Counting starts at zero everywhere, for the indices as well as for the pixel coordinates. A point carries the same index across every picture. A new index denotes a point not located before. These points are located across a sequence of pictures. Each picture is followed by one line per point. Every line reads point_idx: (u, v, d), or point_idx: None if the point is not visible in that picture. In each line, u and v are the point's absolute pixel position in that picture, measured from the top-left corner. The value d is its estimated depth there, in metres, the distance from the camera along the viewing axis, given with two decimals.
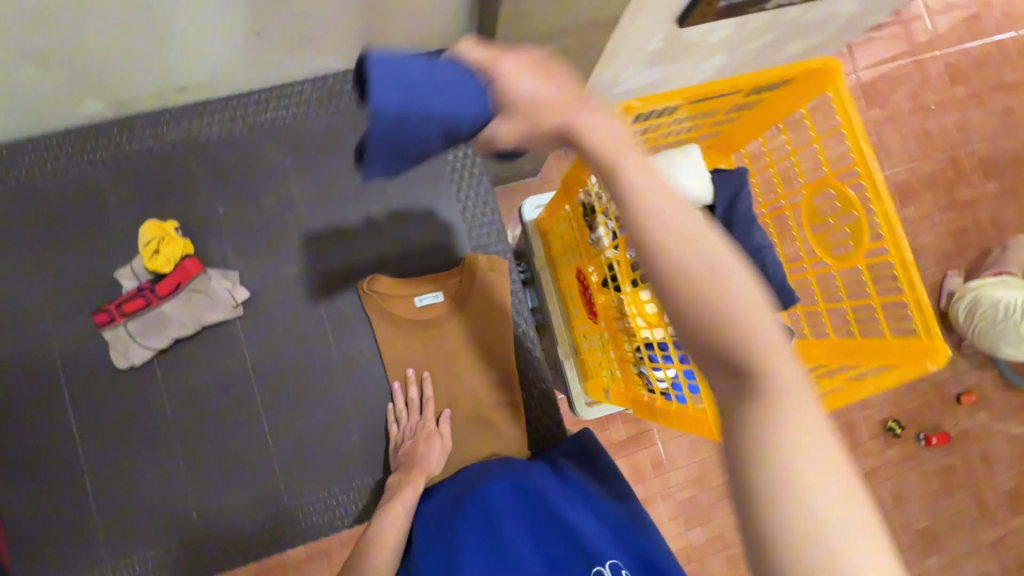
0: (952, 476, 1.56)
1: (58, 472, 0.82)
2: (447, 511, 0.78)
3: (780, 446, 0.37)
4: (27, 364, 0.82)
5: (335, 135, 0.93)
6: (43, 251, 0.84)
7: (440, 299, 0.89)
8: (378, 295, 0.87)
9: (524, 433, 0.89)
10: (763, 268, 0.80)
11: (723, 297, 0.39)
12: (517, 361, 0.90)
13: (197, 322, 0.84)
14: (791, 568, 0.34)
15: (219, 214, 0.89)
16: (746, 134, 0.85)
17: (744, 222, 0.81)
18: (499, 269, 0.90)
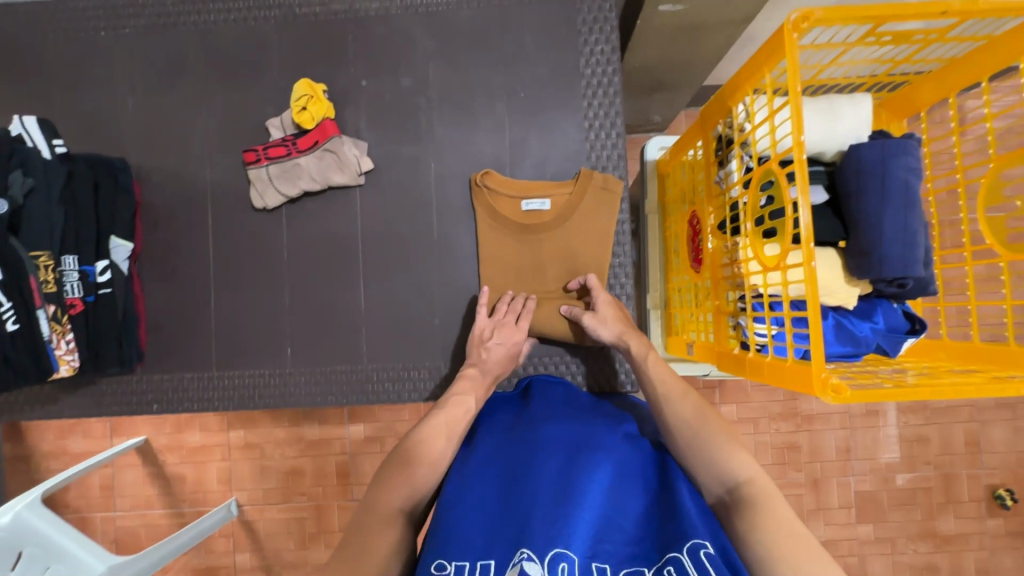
0: None
1: (194, 281, 0.95)
2: (500, 445, 0.72)
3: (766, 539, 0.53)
4: (188, 185, 0.95)
5: (481, 30, 0.94)
6: (214, 91, 0.95)
7: (546, 207, 0.90)
8: (491, 189, 0.90)
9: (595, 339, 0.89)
10: (910, 251, 0.67)
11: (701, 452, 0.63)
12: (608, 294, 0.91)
13: (324, 181, 0.91)
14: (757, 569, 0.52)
15: (362, 87, 0.94)
16: (933, 92, 0.73)
17: (906, 194, 0.66)
18: (610, 189, 0.89)
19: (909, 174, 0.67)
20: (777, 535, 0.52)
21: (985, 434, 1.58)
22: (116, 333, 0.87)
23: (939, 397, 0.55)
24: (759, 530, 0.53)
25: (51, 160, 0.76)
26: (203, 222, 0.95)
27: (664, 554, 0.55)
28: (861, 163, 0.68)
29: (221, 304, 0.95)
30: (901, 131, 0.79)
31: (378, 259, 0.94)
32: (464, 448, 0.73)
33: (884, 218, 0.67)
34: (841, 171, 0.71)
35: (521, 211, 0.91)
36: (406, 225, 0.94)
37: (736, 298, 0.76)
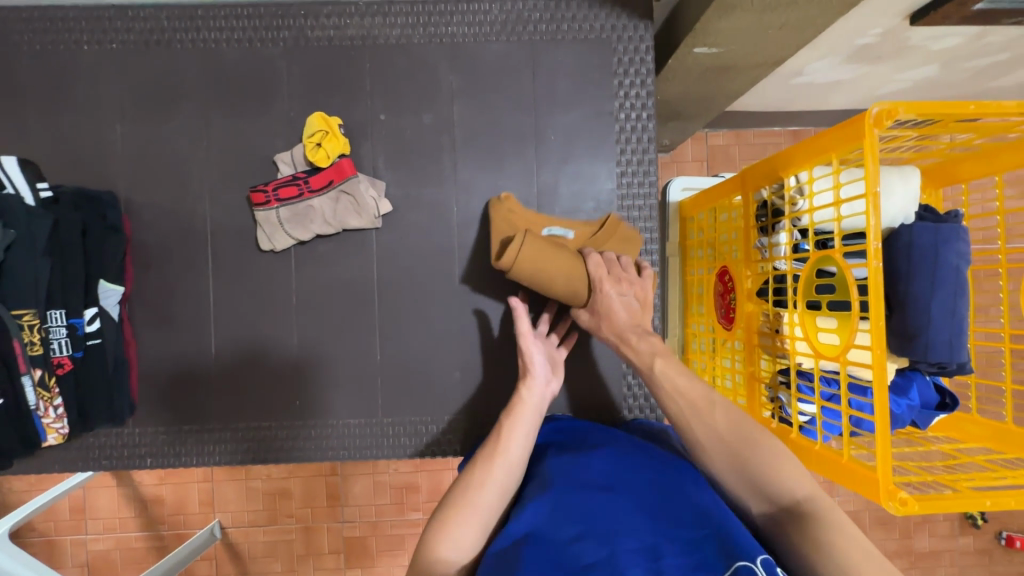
0: None
1: (191, 326, 0.88)
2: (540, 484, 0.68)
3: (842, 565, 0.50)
4: (185, 221, 0.87)
5: (510, 65, 0.88)
6: (215, 119, 0.87)
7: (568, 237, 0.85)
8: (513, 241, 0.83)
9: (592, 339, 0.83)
10: (952, 337, 0.67)
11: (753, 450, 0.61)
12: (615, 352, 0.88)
13: (339, 225, 0.85)
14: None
15: (380, 121, 0.88)
16: (973, 170, 0.72)
17: (952, 281, 0.66)
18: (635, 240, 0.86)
19: (957, 260, 0.67)
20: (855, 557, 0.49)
21: None
22: (102, 389, 0.78)
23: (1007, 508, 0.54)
24: (829, 545, 0.51)
25: (34, 205, 0.71)
26: (202, 261, 0.87)
27: (734, 563, 0.49)
28: (909, 248, 0.67)
29: (222, 351, 0.88)
30: (936, 201, 0.79)
31: (395, 307, 0.88)
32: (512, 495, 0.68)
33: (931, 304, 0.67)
34: (885, 251, 0.70)
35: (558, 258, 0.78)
36: (426, 271, 0.88)
37: (776, 370, 0.75)
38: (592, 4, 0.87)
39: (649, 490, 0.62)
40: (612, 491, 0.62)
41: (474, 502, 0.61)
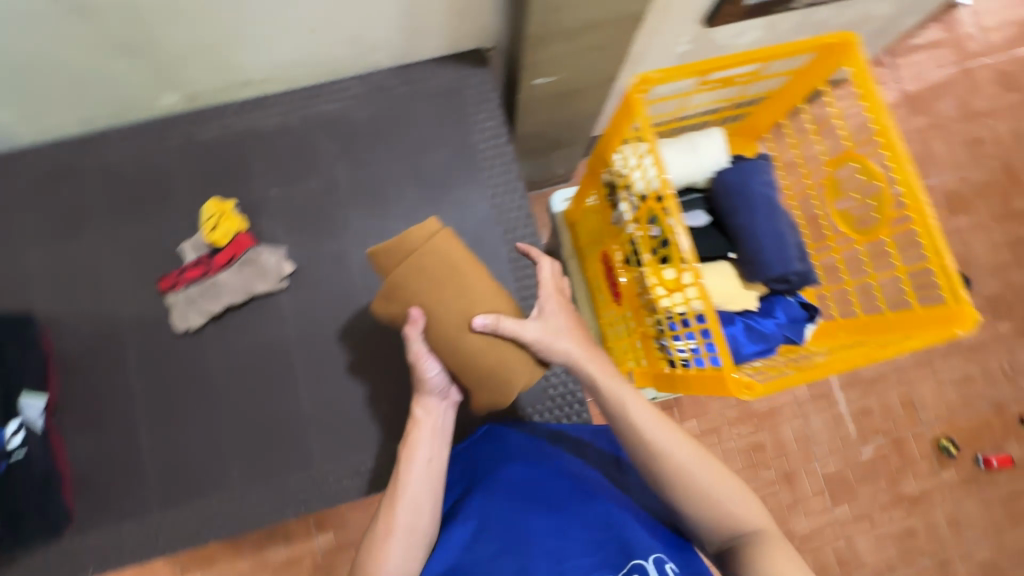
0: (1016, 503, 1.54)
1: (120, 421, 0.90)
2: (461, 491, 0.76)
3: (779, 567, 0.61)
4: (103, 324, 0.92)
5: (379, 125, 1.01)
6: (120, 226, 0.95)
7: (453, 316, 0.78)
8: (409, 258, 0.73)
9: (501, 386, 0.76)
10: (783, 250, 0.77)
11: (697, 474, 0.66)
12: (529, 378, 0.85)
13: (247, 292, 0.92)
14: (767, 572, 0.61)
15: (272, 196, 0.98)
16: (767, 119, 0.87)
17: (767, 205, 0.77)
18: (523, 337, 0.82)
19: (766, 189, 0.78)
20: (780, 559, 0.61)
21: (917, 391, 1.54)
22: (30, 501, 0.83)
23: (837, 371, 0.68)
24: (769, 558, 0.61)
25: None
26: (124, 356, 0.92)
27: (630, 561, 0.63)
28: (724, 190, 0.80)
29: (155, 438, 0.90)
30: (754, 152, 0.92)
31: (316, 357, 0.94)
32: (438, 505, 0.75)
33: (756, 228, 0.77)
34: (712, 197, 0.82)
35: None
36: (339, 317, 0.95)
37: (656, 322, 0.83)
38: (436, 64, 1.02)
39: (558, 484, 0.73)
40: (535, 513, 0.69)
41: (388, 563, 0.64)
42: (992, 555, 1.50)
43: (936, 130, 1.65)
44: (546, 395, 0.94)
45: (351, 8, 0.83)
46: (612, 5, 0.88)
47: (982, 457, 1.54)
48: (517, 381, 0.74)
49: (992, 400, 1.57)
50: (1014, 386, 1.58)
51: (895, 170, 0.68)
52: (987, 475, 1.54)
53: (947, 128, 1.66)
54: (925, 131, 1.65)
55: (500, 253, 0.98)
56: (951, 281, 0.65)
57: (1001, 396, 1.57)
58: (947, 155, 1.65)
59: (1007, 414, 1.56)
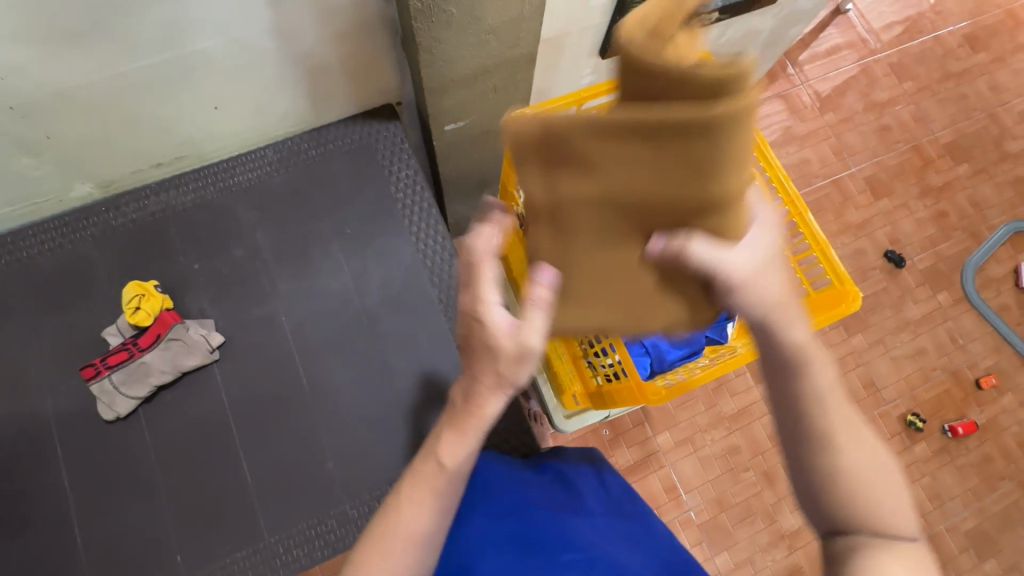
0: (991, 468, 1.55)
1: (51, 523, 0.86)
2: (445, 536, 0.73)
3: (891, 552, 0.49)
4: (27, 424, 0.90)
5: (297, 187, 1.03)
6: (40, 321, 0.94)
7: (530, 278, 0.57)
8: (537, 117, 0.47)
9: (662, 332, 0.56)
10: None
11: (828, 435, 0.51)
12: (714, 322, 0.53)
13: (175, 369, 0.91)
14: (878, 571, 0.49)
15: (196, 270, 0.98)
16: None
17: None
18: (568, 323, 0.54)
19: None
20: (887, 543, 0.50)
21: (875, 372, 1.57)
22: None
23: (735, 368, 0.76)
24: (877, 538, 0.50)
25: None
26: (52, 454, 0.89)
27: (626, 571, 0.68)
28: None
29: (91, 536, 0.86)
30: None
31: (254, 426, 0.92)
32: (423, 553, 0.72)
33: None
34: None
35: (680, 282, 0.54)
36: (274, 381, 0.94)
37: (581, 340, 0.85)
38: (347, 123, 1.06)
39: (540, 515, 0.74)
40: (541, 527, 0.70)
41: None
42: (978, 525, 1.50)
43: (845, 124, 1.76)
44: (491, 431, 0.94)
45: (247, 82, 0.87)
46: (500, 50, 0.94)
47: (947, 427, 1.54)
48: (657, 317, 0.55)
49: (948, 370, 1.60)
50: (966, 353, 1.62)
51: (771, 170, 0.83)
52: (958, 444, 1.55)
53: (854, 120, 1.76)
54: (835, 126, 1.75)
55: (429, 295, 0.99)
56: (832, 266, 0.73)
57: (957, 365, 1.61)
58: (861, 145, 1.74)
59: (965, 381, 1.59)
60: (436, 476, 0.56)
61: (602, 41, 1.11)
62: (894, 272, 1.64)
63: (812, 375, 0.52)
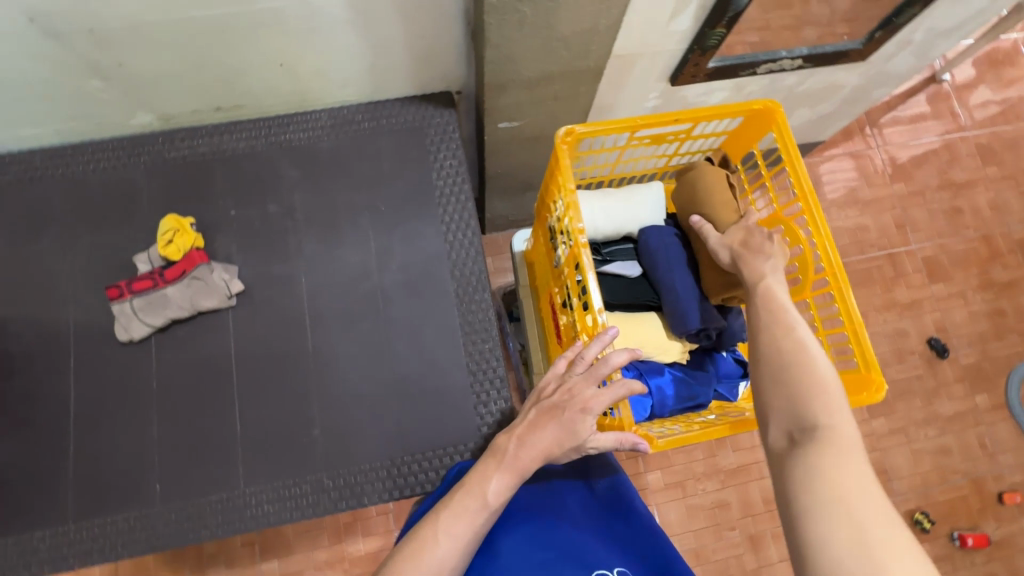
0: None
1: (49, 428, 0.90)
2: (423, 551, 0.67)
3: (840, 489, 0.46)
4: (48, 329, 0.94)
5: (342, 156, 1.04)
6: (79, 235, 0.98)
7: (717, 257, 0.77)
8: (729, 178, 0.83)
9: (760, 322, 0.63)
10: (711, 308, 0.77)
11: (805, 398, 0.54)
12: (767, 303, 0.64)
13: (192, 307, 0.93)
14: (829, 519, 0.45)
15: (231, 217, 1.01)
16: None
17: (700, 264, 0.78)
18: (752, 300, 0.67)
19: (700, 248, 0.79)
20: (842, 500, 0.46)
21: (891, 461, 1.49)
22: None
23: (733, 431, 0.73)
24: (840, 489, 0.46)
25: None
26: (64, 362, 0.93)
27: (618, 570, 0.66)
28: (650, 247, 0.82)
29: (83, 447, 0.90)
30: None
31: (253, 378, 0.94)
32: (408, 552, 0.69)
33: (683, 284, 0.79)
34: (641, 251, 0.84)
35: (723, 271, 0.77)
36: (281, 339, 0.96)
37: None
38: (403, 102, 1.07)
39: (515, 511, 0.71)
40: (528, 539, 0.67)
41: None
42: None
43: (914, 198, 1.66)
44: (479, 434, 0.93)
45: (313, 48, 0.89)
46: (566, 59, 0.92)
47: (957, 535, 1.45)
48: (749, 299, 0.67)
49: (971, 476, 1.50)
50: (994, 463, 1.52)
51: None
52: (964, 556, 1.46)
53: (925, 196, 1.67)
54: (903, 198, 1.66)
55: (447, 287, 0.99)
56: (862, 352, 0.69)
57: (982, 473, 1.51)
58: (926, 223, 1.65)
59: (987, 492, 1.49)
60: (481, 503, 0.58)
61: (673, 68, 1.08)
62: (934, 362, 1.55)
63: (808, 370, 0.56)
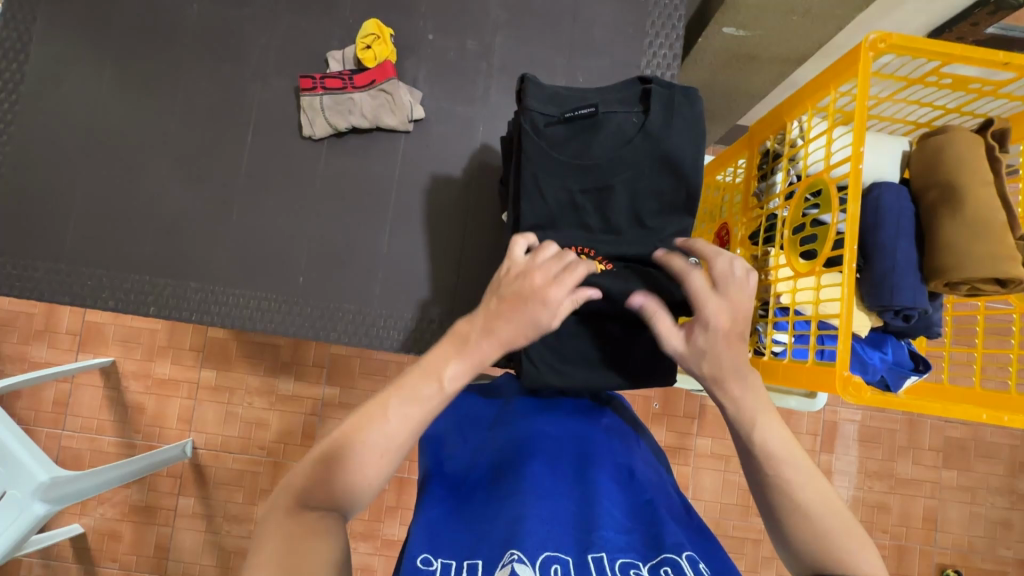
0: None
1: (218, 192, 0.94)
2: (545, 497, 0.62)
3: (993, 260, 0.66)
4: (235, 98, 0.95)
5: (555, 10, 0.96)
6: (279, 12, 0.96)
7: (998, 156, 0.70)
8: (991, 148, 0.70)
9: (983, 205, 0.68)
10: (894, 265, 0.71)
11: (974, 196, 0.68)
12: (992, 213, 0.68)
13: (374, 120, 0.92)
14: (966, 266, 0.67)
15: (427, 40, 0.96)
16: None
17: (900, 226, 0.72)
18: (982, 185, 0.69)
19: (904, 202, 0.73)
20: (982, 266, 0.67)
21: (943, 512, 1.60)
22: (580, 350, 0.72)
23: (924, 412, 0.63)
24: (963, 253, 0.68)
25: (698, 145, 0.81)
26: (240, 137, 0.94)
27: (659, 554, 0.56)
28: (880, 206, 0.73)
29: (242, 223, 0.94)
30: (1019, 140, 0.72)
31: (407, 209, 0.94)
32: (528, 474, 0.65)
33: (885, 244, 0.72)
34: (863, 205, 0.75)
35: (997, 176, 0.70)
36: (446, 182, 0.95)
37: (758, 307, 0.78)
38: None
39: (538, 477, 0.65)
40: (557, 398, 0.76)
41: None
42: None
43: None
44: None
45: None
46: None
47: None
48: (985, 176, 0.69)
49: (972, 537, 1.60)
50: (996, 534, 1.60)
51: None
52: None
53: None
54: None
55: None
56: None
57: (980, 538, 1.60)
58: None
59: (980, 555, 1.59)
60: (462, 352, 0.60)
61: (944, 20, 0.94)
62: None
63: (972, 195, 0.68)
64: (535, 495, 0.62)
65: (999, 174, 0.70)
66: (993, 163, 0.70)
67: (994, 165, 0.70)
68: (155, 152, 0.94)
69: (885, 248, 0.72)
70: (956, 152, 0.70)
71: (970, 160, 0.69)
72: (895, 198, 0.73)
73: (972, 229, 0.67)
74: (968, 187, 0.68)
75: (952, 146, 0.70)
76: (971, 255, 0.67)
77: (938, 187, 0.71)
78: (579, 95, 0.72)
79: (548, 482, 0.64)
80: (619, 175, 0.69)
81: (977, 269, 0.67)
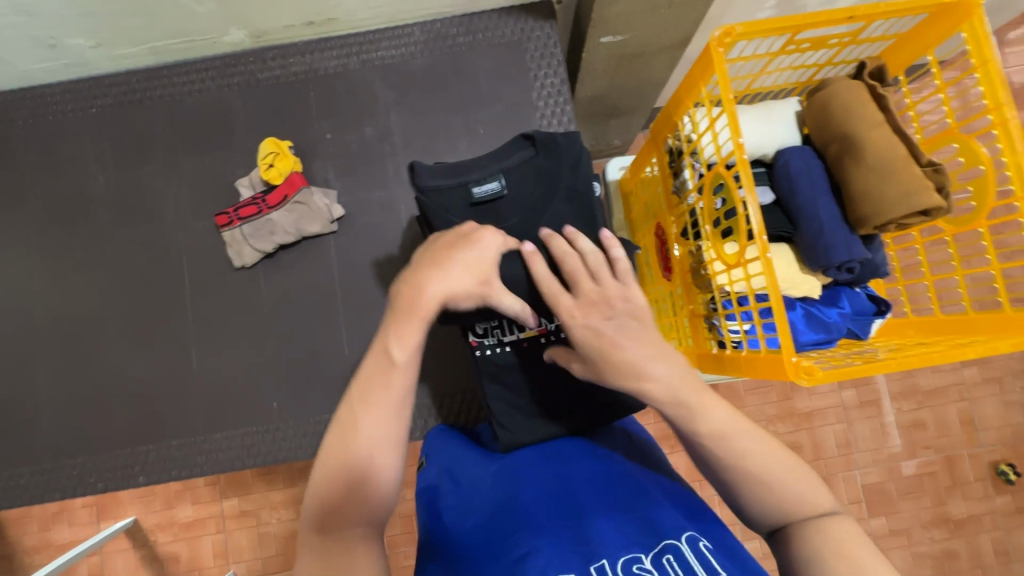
0: None
1: (171, 346, 0.95)
2: (546, 524, 0.58)
3: (907, 194, 0.67)
4: (163, 252, 0.96)
5: (438, 75, 0.98)
6: (181, 159, 0.98)
7: (881, 94, 0.71)
8: (873, 87, 0.71)
9: (882, 145, 0.69)
10: (820, 224, 0.72)
11: (871, 138, 0.69)
12: (892, 149, 0.69)
13: (298, 231, 0.93)
14: (883, 207, 0.68)
15: (326, 140, 0.98)
16: (909, 56, 0.71)
17: (814, 186, 0.73)
18: (876, 125, 0.70)
19: (810, 162, 0.74)
20: (898, 203, 0.68)
21: (978, 410, 1.59)
22: (547, 398, 0.72)
23: (903, 367, 0.60)
24: (877, 196, 0.69)
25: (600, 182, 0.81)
26: (178, 287, 0.96)
27: (660, 542, 0.53)
28: (790, 172, 0.74)
29: (202, 368, 0.94)
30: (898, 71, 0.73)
31: (355, 304, 0.95)
32: (524, 508, 0.61)
33: (805, 207, 0.73)
34: (776, 175, 0.76)
35: (887, 114, 0.71)
36: (383, 266, 0.96)
37: (708, 300, 0.78)
38: (501, 14, 0.98)
39: (537, 504, 0.61)
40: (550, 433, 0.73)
41: None
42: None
43: None
44: None
45: None
46: None
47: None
48: (877, 115, 0.70)
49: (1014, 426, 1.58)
50: None
51: (972, 143, 0.65)
52: (1006, 494, 1.57)
53: None
54: None
55: None
56: None
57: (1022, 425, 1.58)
58: None
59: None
60: (413, 314, 0.59)
61: None
62: None
63: (869, 139, 0.69)
64: (533, 525, 0.57)
65: (888, 110, 0.71)
66: (881, 102, 0.71)
67: (882, 105, 0.71)
68: (102, 327, 0.95)
69: (806, 210, 0.73)
70: (841, 101, 0.71)
71: (856, 105, 0.70)
72: (800, 160, 0.74)
73: (878, 172, 0.69)
74: (863, 131, 0.70)
75: (837, 98, 0.72)
76: (886, 196, 0.68)
77: (836, 137, 0.72)
78: (476, 167, 0.73)
79: (547, 506, 0.60)
80: (530, 233, 0.70)
81: (895, 207, 0.68)
